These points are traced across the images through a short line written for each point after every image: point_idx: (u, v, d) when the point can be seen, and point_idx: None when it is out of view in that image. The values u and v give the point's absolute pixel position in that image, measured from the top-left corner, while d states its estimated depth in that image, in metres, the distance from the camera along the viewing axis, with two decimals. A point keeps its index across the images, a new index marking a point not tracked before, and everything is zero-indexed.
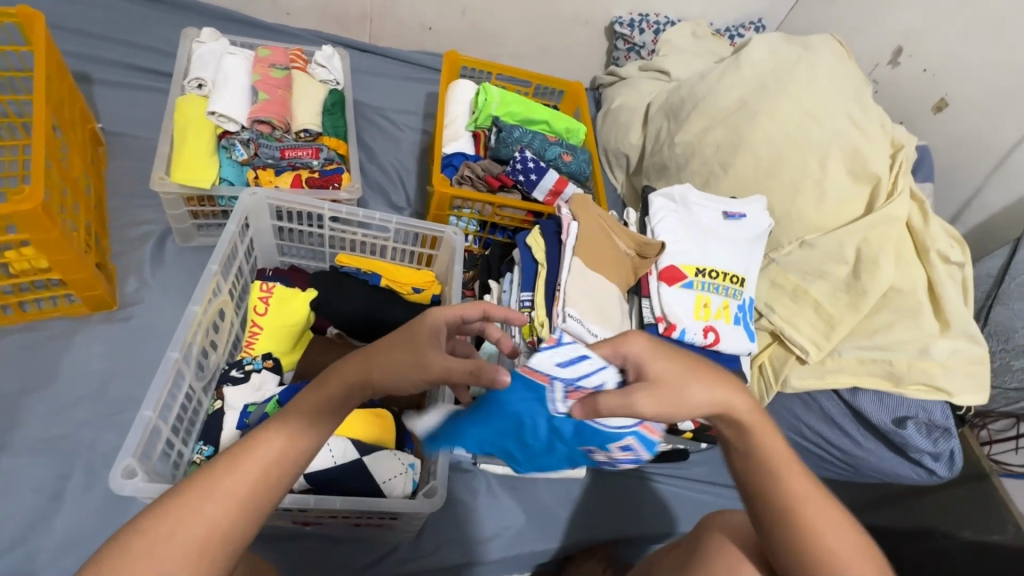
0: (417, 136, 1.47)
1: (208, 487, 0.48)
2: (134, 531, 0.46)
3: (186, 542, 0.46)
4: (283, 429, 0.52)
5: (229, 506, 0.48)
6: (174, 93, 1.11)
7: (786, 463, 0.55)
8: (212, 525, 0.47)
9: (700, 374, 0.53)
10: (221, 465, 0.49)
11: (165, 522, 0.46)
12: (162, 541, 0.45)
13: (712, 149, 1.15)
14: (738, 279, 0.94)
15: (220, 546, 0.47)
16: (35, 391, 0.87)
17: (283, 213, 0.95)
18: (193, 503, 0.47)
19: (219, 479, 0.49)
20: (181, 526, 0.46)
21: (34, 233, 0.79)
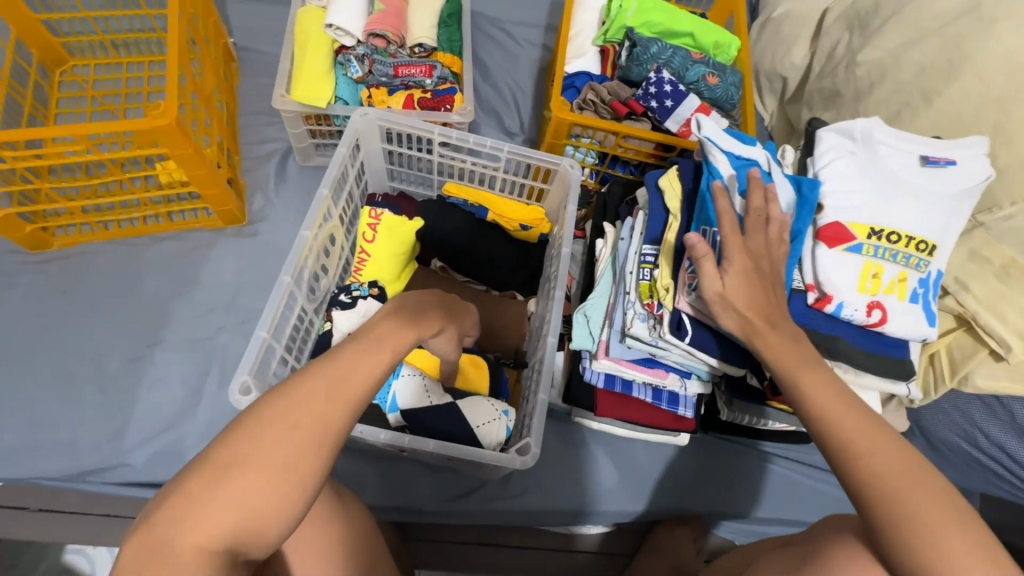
0: (537, 52, 1.33)
1: (320, 382, 0.46)
2: (249, 416, 0.43)
3: (301, 433, 0.43)
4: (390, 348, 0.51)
5: (339, 404, 0.45)
6: (296, 5, 1.09)
7: (875, 443, 0.51)
8: (309, 415, 0.44)
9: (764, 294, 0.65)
10: (330, 366, 0.47)
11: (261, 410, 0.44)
12: (273, 424, 0.43)
13: (913, 71, 0.89)
14: (926, 247, 0.74)
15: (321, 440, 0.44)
16: (181, 295, 0.96)
17: (392, 136, 0.90)
18: (306, 396, 0.45)
19: (331, 379, 0.46)
20: (294, 416, 0.44)
21: (172, 148, 0.84)
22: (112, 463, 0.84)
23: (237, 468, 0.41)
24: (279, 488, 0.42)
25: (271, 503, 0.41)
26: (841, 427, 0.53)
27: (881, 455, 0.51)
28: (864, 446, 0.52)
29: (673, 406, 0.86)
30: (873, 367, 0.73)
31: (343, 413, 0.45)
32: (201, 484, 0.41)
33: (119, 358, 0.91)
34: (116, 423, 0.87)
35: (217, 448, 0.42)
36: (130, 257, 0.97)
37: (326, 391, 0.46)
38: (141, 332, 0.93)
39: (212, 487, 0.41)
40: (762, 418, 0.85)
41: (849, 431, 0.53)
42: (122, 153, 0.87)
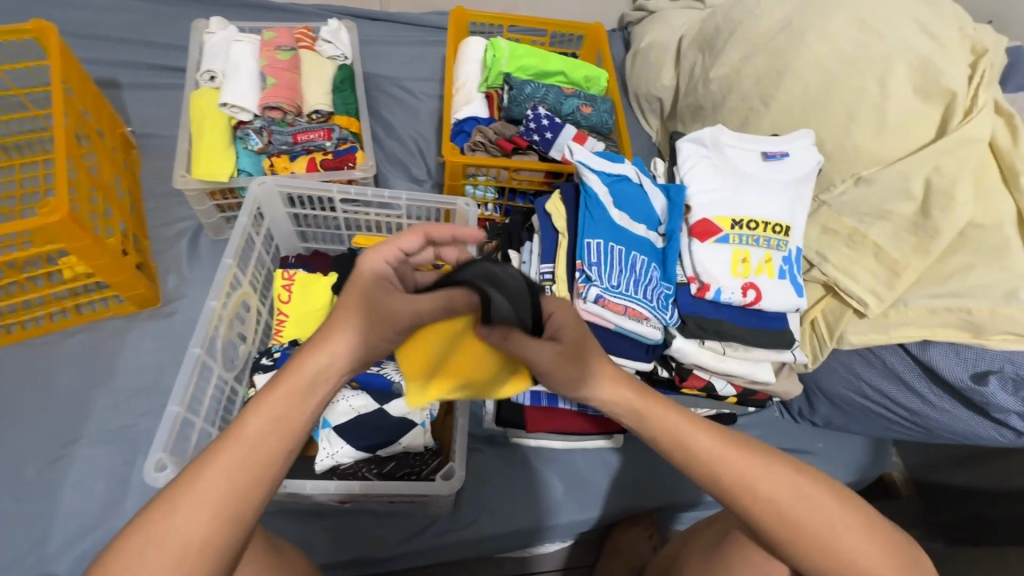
0: (435, 103, 1.42)
1: (180, 496, 0.46)
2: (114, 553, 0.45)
3: (169, 556, 0.44)
4: (260, 426, 0.49)
5: (204, 512, 0.46)
6: (190, 89, 1.13)
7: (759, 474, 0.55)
8: (186, 538, 0.45)
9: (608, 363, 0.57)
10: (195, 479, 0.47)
11: (142, 536, 0.45)
12: (139, 556, 0.44)
13: (750, 80, 1.02)
14: (783, 229, 0.84)
15: (201, 556, 0.45)
16: (97, 387, 0.94)
17: (295, 199, 0.94)
18: (167, 516, 0.45)
19: (190, 491, 0.46)
20: (158, 540, 0.45)
21: (69, 242, 0.84)
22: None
23: None
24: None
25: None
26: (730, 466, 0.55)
27: (767, 479, 0.55)
28: (750, 484, 0.55)
29: (598, 409, 0.92)
30: (758, 341, 0.82)
31: (209, 521, 0.46)
32: None
33: (33, 463, 0.87)
34: (35, 532, 0.82)
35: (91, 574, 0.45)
36: (37, 357, 0.95)
37: (195, 506, 0.46)
38: (56, 431, 0.90)
39: None
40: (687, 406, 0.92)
41: (734, 467, 0.55)
42: (19, 253, 0.86)
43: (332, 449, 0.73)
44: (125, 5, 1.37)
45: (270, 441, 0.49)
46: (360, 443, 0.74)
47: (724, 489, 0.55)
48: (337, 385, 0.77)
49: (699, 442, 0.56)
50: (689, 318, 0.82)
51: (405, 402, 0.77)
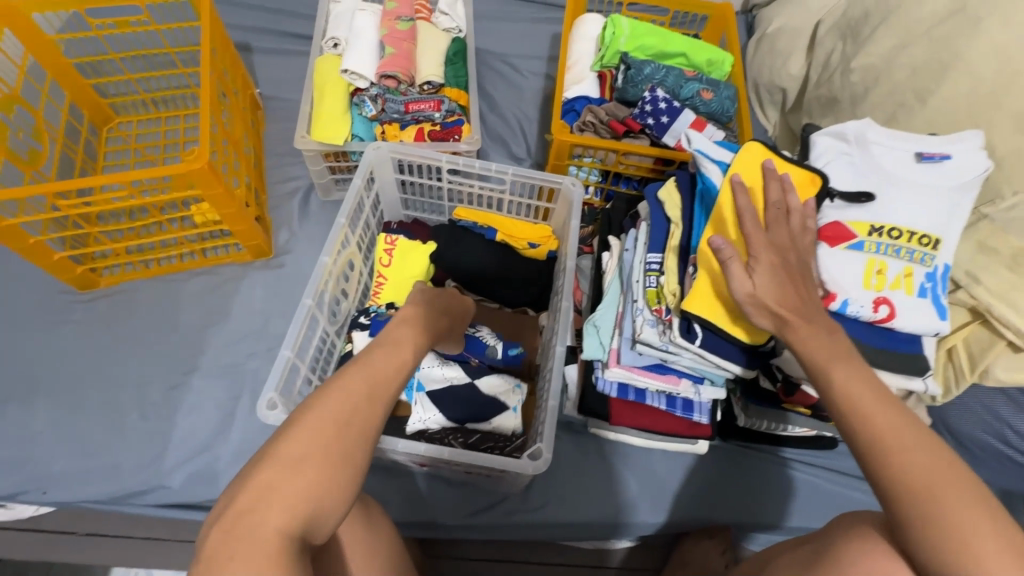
0: (541, 82, 1.40)
1: (353, 380, 0.50)
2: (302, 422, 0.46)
3: (359, 424, 0.47)
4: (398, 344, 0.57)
5: (378, 400, 0.50)
6: (314, 54, 1.18)
7: (936, 474, 0.48)
8: (370, 416, 0.49)
9: (849, 365, 0.56)
10: (365, 366, 0.52)
11: (334, 403, 0.48)
12: (330, 419, 0.47)
13: (905, 73, 0.91)
14: (930, 241, 0.74)
15: (373, 435, 0.49)
16: (214, 325, 1.03)
17: (405, 166, 0.96)
18: (345, 390, 0.49)
19: (368, 377, 0.51)
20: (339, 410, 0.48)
21: (206, 190, 0.91)
22: (152, 485, 0.89)
23: (317, 455, 0.45)
24: (347, 469, 0.46)
25: (338, 484, 0.45)
26: (908, 454, 0.49)
27: (974, 524, 0.46)
28: (913, 485, 0.48)
29: (687, 412, 0.87)
30: (884, 362, 0.73)
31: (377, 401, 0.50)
32: (277, 466, 0.44)
33: (158, 387, 0.97)
34: (156, 447, 0.92)
35: (284, 437, 0.45)
36: (167, 292, 1.05)
37: (368, 388, 0.50)
38: (178, 361, 0.99)
39: (298, 461, 0.44)
40: (785, 423, 0.85)
41: (939, 497, 0.47)
42: (157, 198, 0.96)
43: (424, 414, 0.76)
44: None
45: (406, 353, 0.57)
46: (450, 408, 0.76)
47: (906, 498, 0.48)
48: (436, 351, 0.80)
49: (917, 459, 0.48)
50: None
51: (492, 379, 0.79)
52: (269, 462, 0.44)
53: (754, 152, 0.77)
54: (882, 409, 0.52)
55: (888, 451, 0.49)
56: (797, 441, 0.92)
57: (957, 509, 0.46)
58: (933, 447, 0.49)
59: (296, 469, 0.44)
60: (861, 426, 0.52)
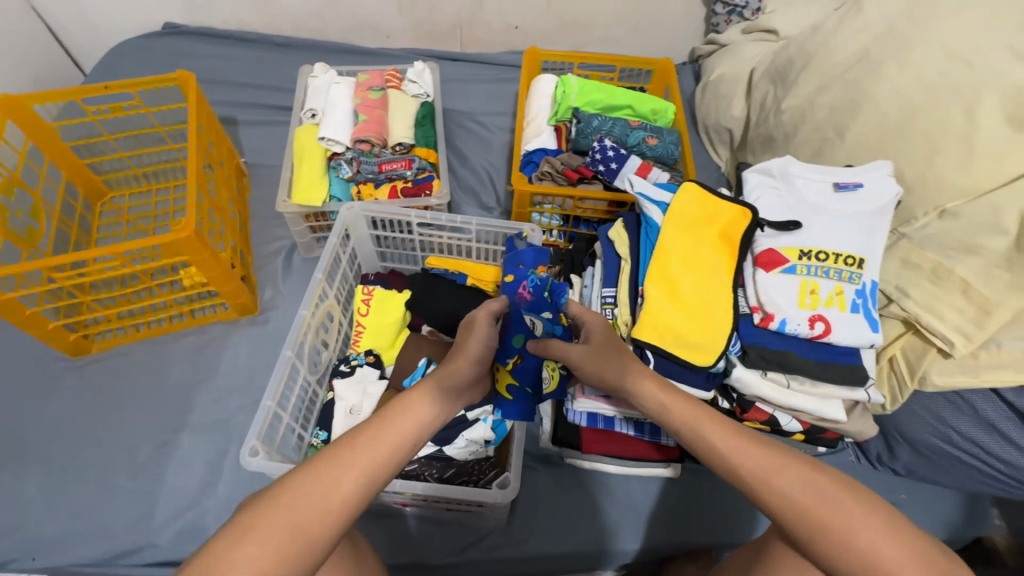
0: (507, 135, 1.51)
1: (337, 459, 0.55)
2: (272, 501, 0.52)
3: (325, 502, 0.52)
4: (410, 415, 0.60)
5: (354, 478, 0.54)
6: (294, 125, 1.29)
7: (805, 491, 0.54)
8: (342, 494, 0.54)
9: (713, 422, 0.61)
10: (353, 445, 0.56)
11: (308, 482, 0.53)
12: (300, 495, 0.52)
13: (825, 112, 1.01)
14: (856, 261, 0.82)
15: (342, 513, 0.53)
16: (202, 382, 1.07)
17: (378, 222, 1.03)
18: (325, 472, 0.54)
19: (350, 454, 0.56)
20: (316, 491, 0.53)
21: (193, 255, 0.98)
22: (141, 544, 0.91)
23: (271, 529, 0.50)
24: (299, 549, 0.50)
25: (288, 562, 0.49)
26: (780, 478, 0.56)
27: (856, 523, 0.52)
28: (799, 503, 0.54)
29: (655, 437, 0.91)
30: (825, 375, 0.79)
31: (357, 481, 0.54)
32: (236, 538, 0.49)
33: (147, 446, 1.00)
34: (145, 506, 0.94)
35: (246, 511, 0.51)
36: (157, 353, 1.10)
37: (347, 466, 0.55)
38: (167, 419, 1.03)
39: (255, 533, 0.49)
40: None
41: (819, 510, 0.53)
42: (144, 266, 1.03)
43: None
44: (248, 56, 1.60)
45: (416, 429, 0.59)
46: (437, 447, 0.80)
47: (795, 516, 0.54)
48: None
49: (787, 483, 0.55)
50: (752, 348, 0.81)
51: (482, 427, 0.80)
52: (229, 532, 0.50)
53: (690, 194, 0.89)
54: (734, 446, 0.59)
55: (767, 482, 0.55)
56: None
57: (838, 515, 0.53)
58: (795, 462, 0.57)
59: (255, 542, 0.49)
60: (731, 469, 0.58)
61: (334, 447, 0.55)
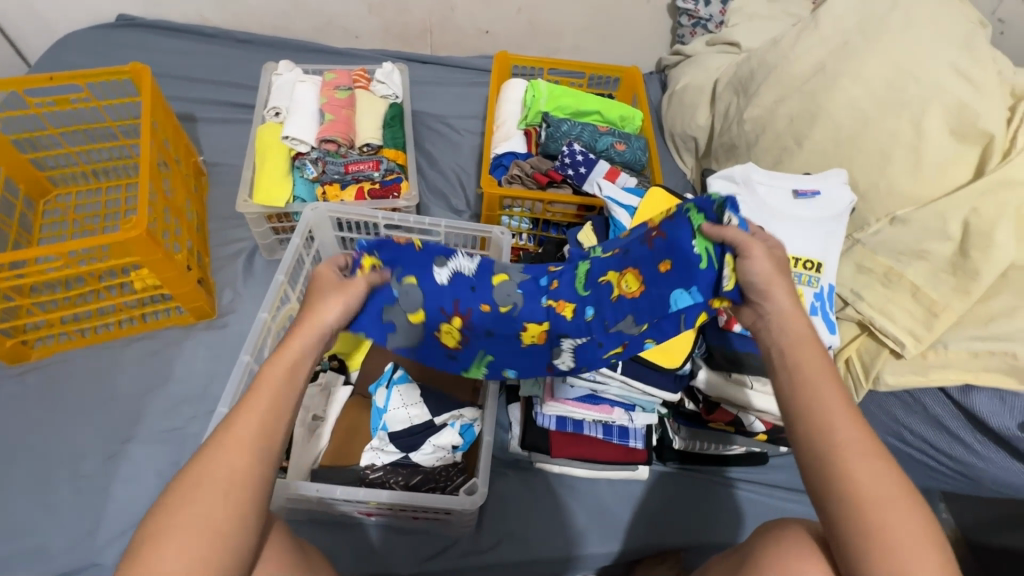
0: (476, 139, 1.51)
1: (222, 442, 0.51)
2: (177, 503, 0.48)
3: (217, 487, 0.49)
4: (279, 374, 0.56)
5: (242, 451, 0.51)
6: (256, 123, 1.24)
7: (881, 489, 0.48)
8: (235, 472, 0.50)
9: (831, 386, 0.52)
10: (231, 419, 0.53)
11: (195, 475, 0.49)
12: (190, 488, 0.49)
13: (784, 122, 1.04)
14: (813, 265, 0.85)
15: (243, 489, 0.50)
16: (154, 390, 1.02)
17: (344, 224, 1.01)
18: (212, 458, 0.50)
19: (232, 429, 0.52)
20: (208, 477, 0.49)
21: (144, 255, 0.93)
22: (83, 564, 0.85)
23: (169, 529, 0.47)
24: (211, 541, 0.47)
25: (206, 556, 0.46)
26: (865, 463, 0.49)
27: (911, 544, 0.46)
28: (864, 494, 0.48)
29: (623, 439, 0.91)
30: None
31: (247, 455, 0.51)
32: (142, 556, 0.46)
33: (92, 458, 0.94)
34: (88, 522, 0.88)
35: (144, 526, 0.48)
36: (104, 359, 1.04)
37: (232, 442, 0.51)
38: (115, 429, 0.97)
39: (158, 543, 0.46)
40: (727, 445, 0.90)
41: (884, 518, 0.47)
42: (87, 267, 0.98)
43: (378, 449, 0.79)
44: (210, 52, 1.55)
45: (286, 383, 0.56)
46: (403, 454, 0.79)
47: (851, 503, 0.48)
48: (399, 392, 0.83)
49: (865, 473, 0.48)
50: (715, 350, 0.82)
51: (448, 433, 0.79)
52: (137, 548, 0.47)
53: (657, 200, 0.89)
54: (845, 414, 0.51)
55: (847, 457, 0.49)
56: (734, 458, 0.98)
57: (897, 527, 0.47)
58: (891, 464, 0.49)
59: (157, 549, 0.46)
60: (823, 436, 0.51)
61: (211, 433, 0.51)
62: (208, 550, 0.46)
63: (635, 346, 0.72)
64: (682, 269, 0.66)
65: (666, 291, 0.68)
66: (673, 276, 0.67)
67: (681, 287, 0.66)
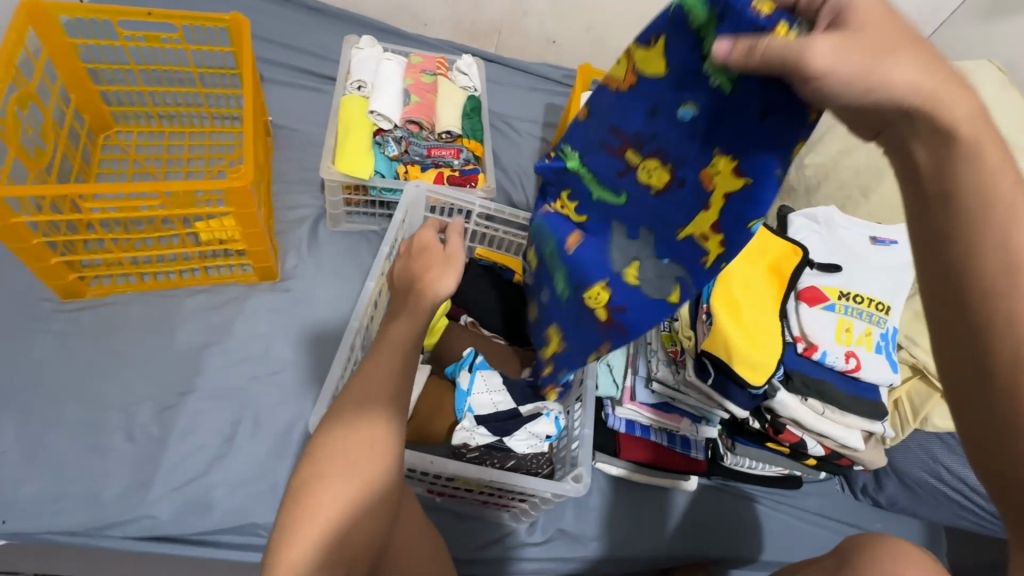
0: (536, 143, 1.54)
1: (357, 405, 0.60)
2: (311, 464, 0.56)
3: (359, 442, 0.57)
4: (388, 346, 0.65)
5: (379, 410, 0.59)
6: (337, 93, 1.24)
7: None
8: (375, 429, 0.58)
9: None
10: (363, 385, 0.62)
11: (338, 433, 0.58)
12: (337, 442, 0.57)
13: (850, 173, 1.12)
14: (884, 307, 0.91)
15: (384, 443, 0.58)
16: (214, 345, 0.99)
17: (435, 206, 1.03)
18: (350, 417, 0.59)
19: (362, 393, 0.61)
20: (351, 434, 0.57)
21: (238, 206, 0.92)
22: (136, 514, 0.83)
23: (325, 476, 0.55)
24: (361, 488, 0.55)
25: (359, 500, 0.54)
26: None
27: None
28: None
29: (685, 449, 0.97)
30: (855, 408, 0.87)
31: (383, 415, 0.59)
32: (302, 502, 0.54)
33: (149, 407, 0.91)
34: (143, 472, 0.86)
35: (296, 478, 0.56)
36: (164, 308, 1.01)
37: (365, 402, 0.60)
38: (174, 381, 0.94)
39: (317, 488, 0.54)
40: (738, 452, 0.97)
41: None
42: (160, 211, 0.95)
43: (471, 429, 0.80)
44: (280, 15, 1.53)
45: (402, 352, 0.65)
46: (497, 437, 0.80)
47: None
48: (484, 376, 0.84)
49: None
50: (795, 374, 0.87)
51: (545, 422, 0.82)
52: (294, 494, 0.55)
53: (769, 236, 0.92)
54: None
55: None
56: (762, 479, 1.02)
57: None
58: None
59: (316, 490, 0.54)
60: (981, 296, 0.37)
61: (342, 400, 0.61)
62: (357, 495, 0.54)
63: (737, 234, 0.51)
64: (672, 119, 0.56)
65: (693, 159, 0.55)
66: (675, 137, 0.56)
67: (714, 140, 0.52)
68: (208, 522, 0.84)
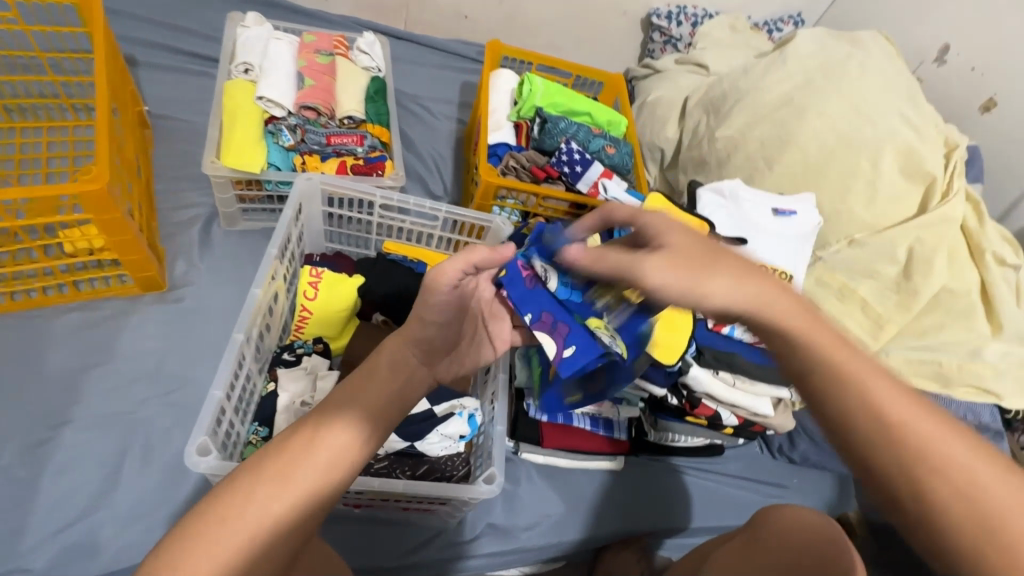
0: (452, 125, 1.48)
1: (336, 412, 0.53)
2: (268, 462, 0.49)
3: (326, 456, 0.50)
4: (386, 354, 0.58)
5: (354, 427, 0.52)
6: (221, 77, 1.12)
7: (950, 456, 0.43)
8: (345, 448, 0.51)
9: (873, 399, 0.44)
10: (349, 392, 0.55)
11: (308, 436, 0.50)
12: (301, 449, 0.50)
13: (756, 144, 1.08)
14: (787, 277, 0.94)
15: (350, 467, 0.51)
16: (94, 368, 0.89)
17: (335, 200, 0.96)
18: (324, 424, 0.51)
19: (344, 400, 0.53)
20: (320, 443, 0.50)
21: (96, 212, 0.80)
22: (8, 568, 0.73)
23: (276, 486, 0.47)
24: (310, 508, 0.48)
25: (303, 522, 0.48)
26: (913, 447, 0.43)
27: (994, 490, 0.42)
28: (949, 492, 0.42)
29: (608, 431, 1.00)
30: (764, 376, 0.91)
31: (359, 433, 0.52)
32: (233, 507, 0.46)
33: (16, 445, 0.81)
34: (13, 519, 0.76)
35: (249, 470, 0.49)
36: (29, 331, 0.89)
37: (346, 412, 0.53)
38: (46, 413, 0.84)
39: (266, 493, 0.47)
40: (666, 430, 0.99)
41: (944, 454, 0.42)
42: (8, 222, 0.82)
43: None
44: None
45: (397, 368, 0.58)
46: (408, 442, 0.77)
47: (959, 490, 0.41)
48: None
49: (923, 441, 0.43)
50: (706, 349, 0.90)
51: (458, 422, 0.78)
52: (235, 493, 0.47)
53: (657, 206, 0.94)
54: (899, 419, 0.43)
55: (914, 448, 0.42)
56: (686, 450, 1.05)
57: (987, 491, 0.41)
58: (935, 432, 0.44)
59: (261, 499, 0.46)
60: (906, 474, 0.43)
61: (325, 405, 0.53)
62: (304, 516, 0.48)
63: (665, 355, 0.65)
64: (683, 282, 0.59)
65: None
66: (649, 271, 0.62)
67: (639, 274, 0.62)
68: (94, 567, 0.76)
